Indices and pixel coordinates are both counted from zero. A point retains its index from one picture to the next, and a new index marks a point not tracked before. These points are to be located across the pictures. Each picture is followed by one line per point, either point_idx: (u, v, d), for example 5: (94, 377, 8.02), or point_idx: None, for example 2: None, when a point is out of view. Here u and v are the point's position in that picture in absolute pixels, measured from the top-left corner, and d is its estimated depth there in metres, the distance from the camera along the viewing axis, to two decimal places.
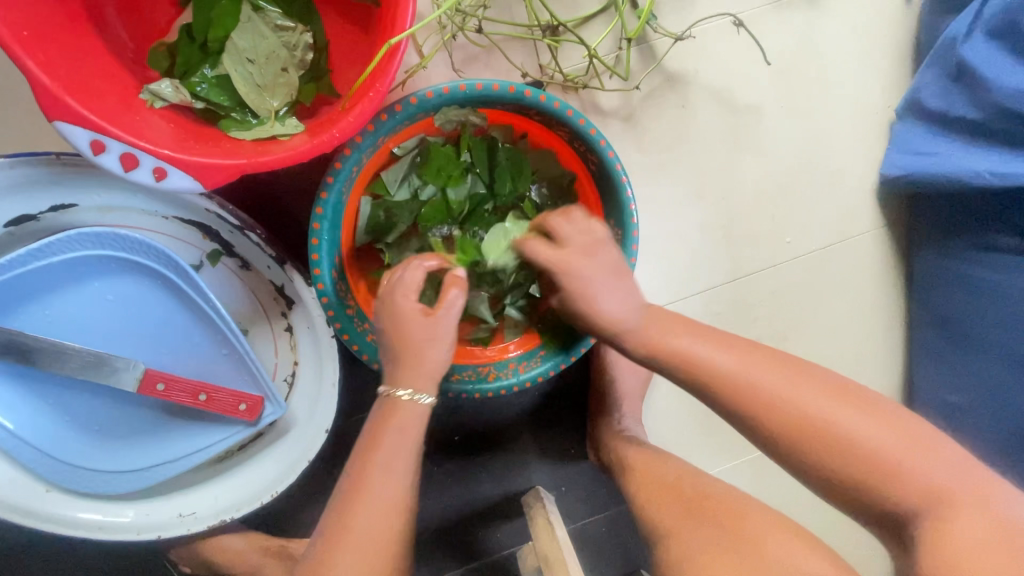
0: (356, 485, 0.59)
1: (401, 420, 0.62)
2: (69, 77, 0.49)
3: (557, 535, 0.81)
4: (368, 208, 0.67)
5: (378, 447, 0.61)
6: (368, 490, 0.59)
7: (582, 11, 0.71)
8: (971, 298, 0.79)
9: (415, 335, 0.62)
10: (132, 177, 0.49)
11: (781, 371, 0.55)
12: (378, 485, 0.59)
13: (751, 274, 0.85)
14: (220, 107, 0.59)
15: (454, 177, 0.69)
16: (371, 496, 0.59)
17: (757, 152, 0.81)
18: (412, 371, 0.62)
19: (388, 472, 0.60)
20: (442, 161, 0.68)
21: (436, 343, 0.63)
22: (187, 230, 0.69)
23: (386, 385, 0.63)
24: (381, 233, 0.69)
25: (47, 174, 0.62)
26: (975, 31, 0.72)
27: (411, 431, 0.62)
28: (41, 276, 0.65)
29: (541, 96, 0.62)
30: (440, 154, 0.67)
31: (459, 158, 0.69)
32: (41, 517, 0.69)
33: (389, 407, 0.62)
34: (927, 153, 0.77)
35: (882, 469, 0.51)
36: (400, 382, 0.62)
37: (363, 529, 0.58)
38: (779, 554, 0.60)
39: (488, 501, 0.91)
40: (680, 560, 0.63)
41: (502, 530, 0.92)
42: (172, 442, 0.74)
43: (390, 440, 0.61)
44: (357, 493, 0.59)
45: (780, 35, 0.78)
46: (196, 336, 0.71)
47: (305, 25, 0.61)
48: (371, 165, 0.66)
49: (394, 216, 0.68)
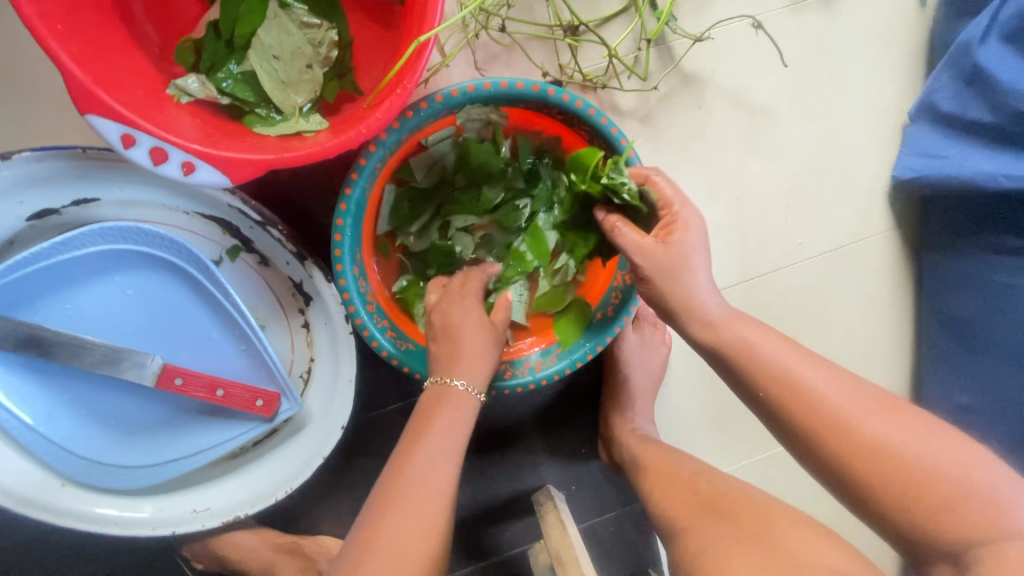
0: (409, 459, 0.60)
1: (452, 408, 0.64)
2: (100, 71, 0.49)
3: (570, 532, 0.81)
4: (391, 195, 0.69)
5: (430, 430, 0.63)
6: (419, 464, 0.60)
7: (602, 11, 0.71)
8: (981, 301, 0.79)
9: (472, 329, 0.67)
10: (161, 171, 0.50)
11: (799, 375, 0.56)
12: (429, 460, 0.60)
13: (763, 274, 0.85)
14: (245, 103, 0.59)
15: (496, 172, 0.70)
16: (422, 468, 0.59)
17: (772, 153, 0.82)
18: (466, 364, 0.65)
19: (438, 457, 0.61)
20: (482, 159, 0.68)
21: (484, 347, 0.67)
22: (207, 226, 0.69)
23: (438, 375, 0.66)
24: (402, 222, 0.71)
25: (71, 168, 0.62)
26: (990, 36, 0.73)
27: (460, 418, 0.64)
28: (62, 270, 0.65)
29: (564, 95, 0.63)
30: (483, 148, 0.68)
31: (499, 154, 0.69)
32: (56, 512, 0.69)
33: (440, 393, 0.65)
34: (940, 155, 0.78)
35: (900, 467, 0.52)
36: (455, 373, 0.65)
37: (410, 503, 0.57)
38: (796, 551, 0.60)
39: (500, 499, 0.91)
40: (698, 557, 0.64)
41: (513, 528, 0.92)
42: (188, 437, 0.74)
43: (438, 427, 0.63)
44: (405, 469, 0.60)
45: (796, 38, 0.79)
46: (214, 331, 0.71)
47: (331, 23, 0.61)
48: (399, 154, 0.67)
49: (417, 204, 0.71)
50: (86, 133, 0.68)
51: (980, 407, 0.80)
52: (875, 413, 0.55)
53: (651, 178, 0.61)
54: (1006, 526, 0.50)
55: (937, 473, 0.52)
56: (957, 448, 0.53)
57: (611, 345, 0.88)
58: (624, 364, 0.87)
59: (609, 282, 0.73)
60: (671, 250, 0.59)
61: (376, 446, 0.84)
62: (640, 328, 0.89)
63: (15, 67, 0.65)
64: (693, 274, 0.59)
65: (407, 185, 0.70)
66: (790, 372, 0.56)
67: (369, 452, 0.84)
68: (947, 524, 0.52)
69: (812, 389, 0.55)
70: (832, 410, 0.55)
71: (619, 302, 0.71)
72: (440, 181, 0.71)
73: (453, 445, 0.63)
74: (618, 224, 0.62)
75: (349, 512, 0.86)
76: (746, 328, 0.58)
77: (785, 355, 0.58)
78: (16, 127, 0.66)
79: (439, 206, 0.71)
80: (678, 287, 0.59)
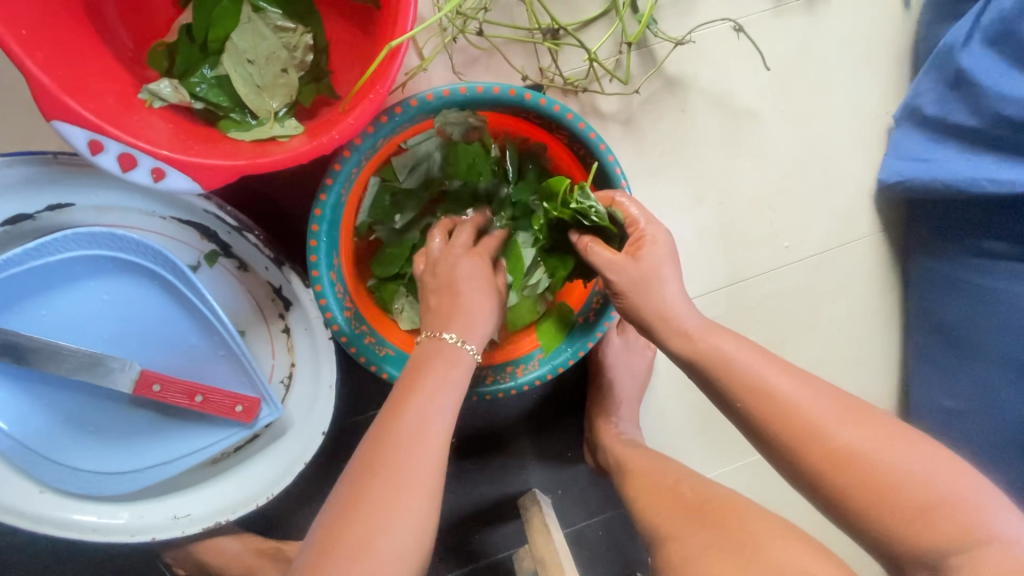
0: (394, 419, 0.56)
1: (440, 366, 0.60)
2: (67, 77, 0.48)
3: (555, 537, 0.81)
4: (374, 188, 0.68)
5: (419, 386, 0.58)
6: (405, 423, 0.55)
7: (582, 14, 0.70)
8: (967, 305, 0.79)
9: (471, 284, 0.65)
10: (130, 177, 0.49)
11: (775, 383, 0.56)
12: (417, 419, 0.56)
13: (749, 278, 0.85)
14: (219, 108, 0.58)
15: (484, 175, 0.70)
16: (409, 428, 0.55)
17: (756, 157, 0.81)
18: (462, 315, 0.63)
19: (426, 415, 0.56)
20: (472, 160, 0.68)
21: (478, 300, 0.64)
22: (184, 231, 0.68)
23: (431, 330, 0.63)
24: (383, 216, 0.70)
25: (43, 173, 0.61)
26: (973, 39, 0.73)
27: (453, 374, 0.60)
28: (35, 277, 0.64)
29: (542, 100, 0.62)
30: (468, 150, 0.67)
31: (489, 155, 0.69)
32: (34, 519, 0.68)
33: (433, 349, 0.62)
34: (925, 159, 0.77)
35: (877, 474, 0.52)
36: (448, 327, 0.62)
37: (395, 466, 0.52)
38: (777, 557, 0.60)
39: (485, 504, 0.91)
40: (679, 564, 0.64)
41: (499, 533, 0.92)
42: (168, 443, 0.74)
43: (428, 384, 0.58)
44: (393, 430, 0.55)
45: (779, 41, 0.78)
46: (192, 337, 0.70)
47: (305, 26, 0.60)
48: (384, 149, 0.65)
49: (398, 200, 0.70)
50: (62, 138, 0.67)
51: (966, 410, 0.79)
52: (852, 419, 0.55)
53: (619, 201, 0.62)
54: (980, 533, 0.50)
55: (913, 481, 0.52)
56: (934, 456, 0.53)
57: (596, 350, 0.88)
58: (609, 368, 0.87)
59: (592, 288, 0.73)
60: (641, 265, 0.59)
61: None
62: (625, 332, 0.88)
63: None
64: (665, 288, 0.60)
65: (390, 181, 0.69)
66: (766, 379, 0.56)
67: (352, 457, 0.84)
68: (926, 535, 0.51)
69: (789, 396, 0.55)
70: (807, 417, 0.54)
71: (600, 307, 0.71)
72: (426, 180, 0.70)
73: (446, 405, 0.57)
74: (589, 243, 0.62)
75: None
76: (724, 335, 0.58)
77: (764, 362, 0.57)
78: None
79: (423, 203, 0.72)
80: (652, 296, 0.59)
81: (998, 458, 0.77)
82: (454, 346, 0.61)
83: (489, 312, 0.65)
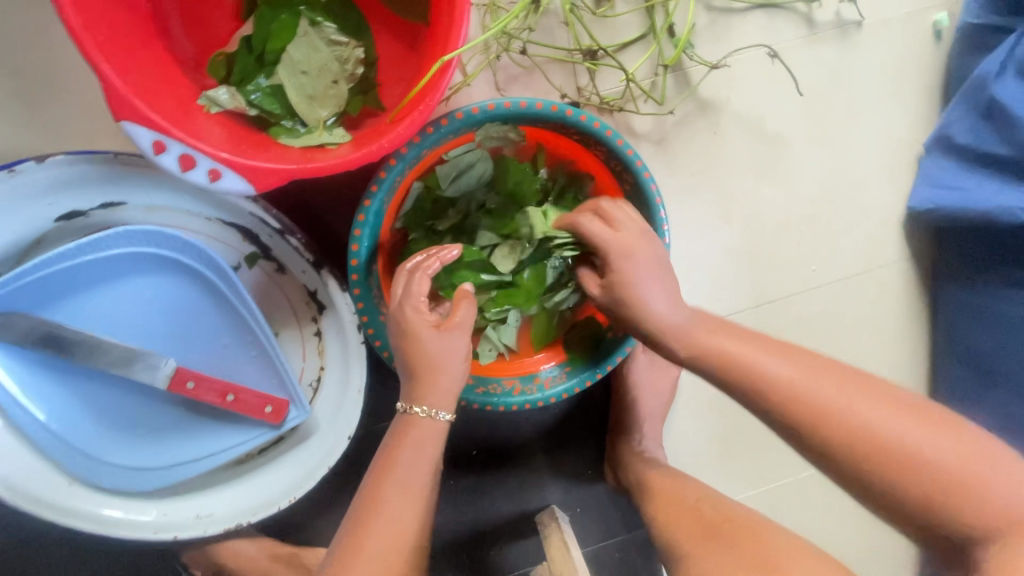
0: (376, 500, 0.61)
1: (416, 434, 0.64)
2: (136, 81, 0.51)
3: (574, 555, 0.80)
4: (416, 193, 0.68)
5: (397, 459, 0.63)
6: (385, 505, 0.61)
7: (621, 36, 0.72)
8: (997, 335, 0.79)
9: (433, 352, 0.63)
10: (188, 177, 0.52)
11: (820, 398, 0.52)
12: (394, 500, 0.62)
13: (775, 301, 0.85)
14: (272, 115, 0.61)
15: (529, 195, 0.71)
16: (389, 511, 0.61)
17: (785, 181, 0.82)
18: (429, 390, 0.64)
19: (404, 492, 0.62)
20: (517, 180, 0.70)
21: (448, 365, 0.64)
22: (228, 232, 0.70)
23: (403, 403, 0.65)
24: (423, 221, 0.70)
25: (100, 171, 0.63)
26: (1006, 70, 0.73)
27: (428, 448, 0.64)
28: (83, 272, 0.66)
29: (582, 116, 0.63)
30: (522, 171, 0.70)
31: (535, 175, 0.71)
32: (61, 511, 0.70)
33: (406, 424, 0.65)
34: (955, 187, 0.78)
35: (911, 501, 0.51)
36: (418, 399, 0.64)
37: (376, 548, 0.59)
38: None
39: (502, 519, 0.90)
40: None
41: (514, 550, 0.91)
42: (196, 442, 0.75)
43: (403, 458, 0.63)
44: (374, 514, 0.61)
45: (812, 67, 0.78)
46: (227, 337, 0.72)
47: (357, 41, 0.63)
48: (430, 156, 0.67)
49: (439, 206, 0.70)
50: (114, 140, 0.69)
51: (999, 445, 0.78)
52: None
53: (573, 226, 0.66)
54: None
55: None
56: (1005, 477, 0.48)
57: (621, 365, 0.88)
58: (633, 385, 0.86)
59: None
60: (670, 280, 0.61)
61: None
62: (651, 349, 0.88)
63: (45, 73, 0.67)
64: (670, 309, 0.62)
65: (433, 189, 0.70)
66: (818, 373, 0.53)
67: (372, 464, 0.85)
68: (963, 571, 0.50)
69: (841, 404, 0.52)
70: None
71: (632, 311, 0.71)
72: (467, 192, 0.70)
73: (421, 479, 0.63)
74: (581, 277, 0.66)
75: None
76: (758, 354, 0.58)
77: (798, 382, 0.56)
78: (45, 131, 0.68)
79: (463, 212, 0.71)
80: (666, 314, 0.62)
81: None
82: (426, 416, 0.65)
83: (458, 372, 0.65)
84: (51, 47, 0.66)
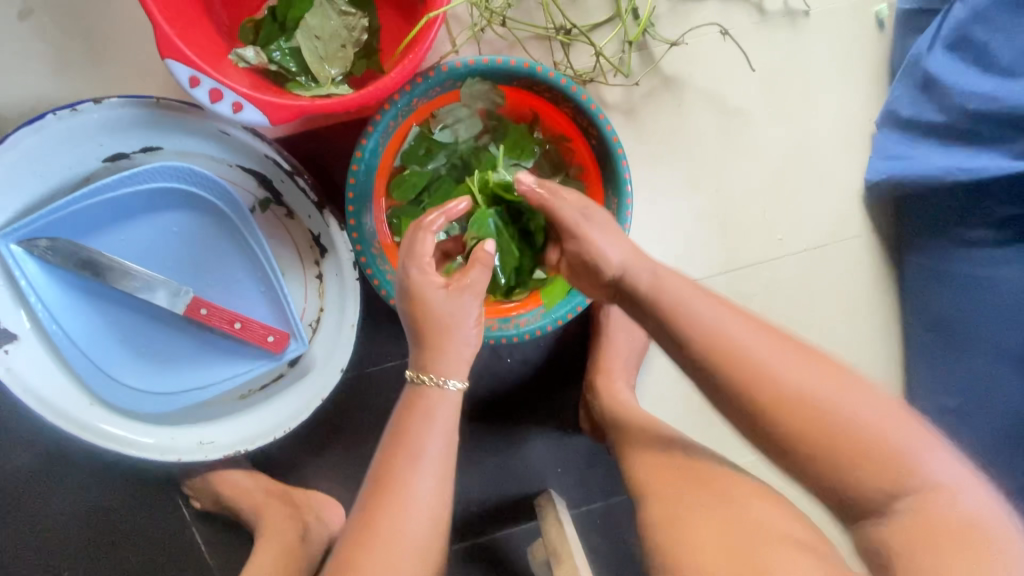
0: (387, 472, 0.63)
1: (427, 405, 0.66)
2: (180, 32, 0.63)
3: (568, 532, 0.86)
4: (411, 139, 0.79)
5: (407, 432, 0.65)
6: (397, 477, 0.63)
7: (592, 18, 0.83)
8: (960, 297, 0.85)
9: (445, 316, 0.65)
10: (215, 108, 0.62)
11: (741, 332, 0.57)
12: (406, 475, 0.63)
13: (744, 266, 0.92)
14: (289, 72, 0.73)
15: (526, 151, 0.80)
16: (399, 483, 0.63)
17: (747, 152, 0.90)
18: (439, 357, 0.66)
19: (415, 464, 0.64)
20: (515, 136, 0.80)
21: (459, 329, 0.66)
22: (245, 178, 0.80)
23: (413, 372, 0.68)
24: (416, 162, 0.79)
25: (145, 116, 0.75)
26: (935, 46, 0.82)
27: (437, 417, 0.66)
28: (121, 205, 0.77)
29: (550, 73, 0.73)
30: (517, 129, 0.80)
31: (532, 135, 0.81)
32: (79, 424, 0.78)
33: (417, 394, 0.67)
34: (904, 156, 0.85)
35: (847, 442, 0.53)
36: (427, 366, 0.67)
37: (391, 521, 0.61)
38: (758, 508, 0.63)
39: (505, 499, 0.96)
40: (660, 514, 0.67)
41: (517, 528, 0.97)
42: (204, 370, 0.83)
43: (413, 431, 0.65)
44: (384, 487, 0.63)
45: (765, 49, 0.88)
46: (239, 273, 0.81)
47: (363, 12, 0.74)
48: (429, 105, 0.78)
49: (430, 152, 0.79)
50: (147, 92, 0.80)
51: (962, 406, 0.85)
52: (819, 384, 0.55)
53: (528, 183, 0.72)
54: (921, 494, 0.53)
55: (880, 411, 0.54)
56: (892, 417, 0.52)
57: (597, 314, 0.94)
58: (606, 330, 0.92)
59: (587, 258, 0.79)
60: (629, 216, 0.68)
61: (373, 403, 0.91)
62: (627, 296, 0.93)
63: (96, 34, 0.78)
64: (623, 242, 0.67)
65: (428, 137, 0.79)
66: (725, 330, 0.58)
67: (364, 407, 0.91)
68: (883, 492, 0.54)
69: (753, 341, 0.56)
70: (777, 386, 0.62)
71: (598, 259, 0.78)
72: (460, 140, 0.80)
73: (433, 451, 0.65)
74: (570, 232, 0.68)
75: (343, 466, 0.92)
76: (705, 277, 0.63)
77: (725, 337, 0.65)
78: (92, 82, 0.79)
79: (457, 158, 0.80)
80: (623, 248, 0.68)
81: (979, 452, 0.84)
82: (436, 385, 0.66)
83: (469, 337, 0.67)
84: (100, 13, 0.78)
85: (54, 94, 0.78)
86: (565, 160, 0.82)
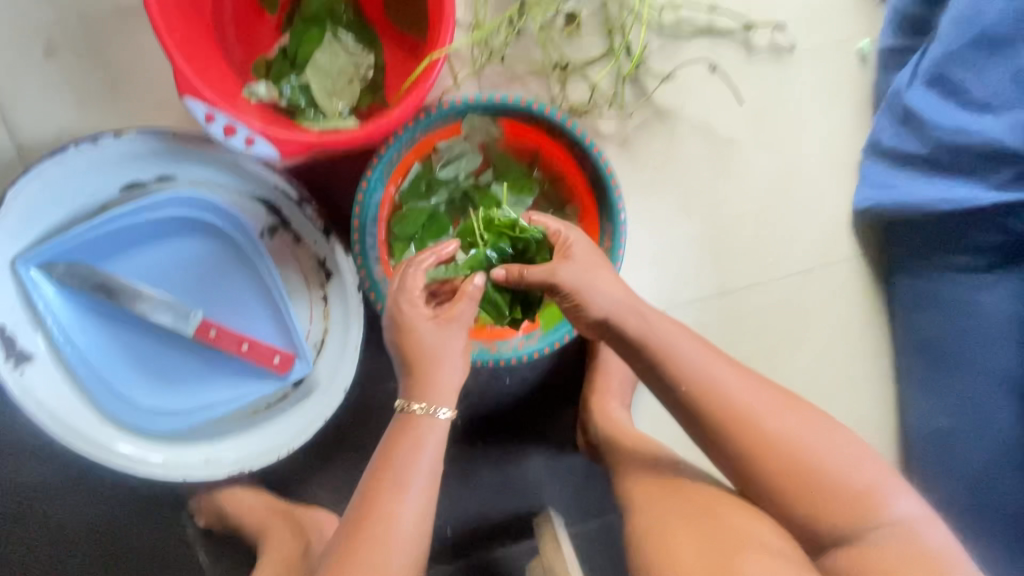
0: (373, 496, 0.66)
1: (415, 430, 0.69)
2: (198, 70, 0.67)
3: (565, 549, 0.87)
4: (413, 172, 0.82)
5: (394, 457, 0.68)
6: (384, 502, 0.66)
7: (587, 54, 0.87)
8: (943, 320, 0.88)
9: (432, 347, 0.69)
10: (230, 142, 0.66)
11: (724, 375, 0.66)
12: (392, 501, 0.66)
13: (736, 289, 0.94)
14: (298, 106, 0.77)
15: (524, 188, 0.84)
16: (385, 510, 0.65)
17: (737, 179, 0.93)
18: (430, 387, 0.69)
19: (401, 490, 0.67)
20: (512, 172, 0.84)
21: (445, 360, 0.69)
22: (254, 205, 0.83)
23: (402, 401, 0.70)
24: (419, 194, 0.82)
25: (161, 147, 0.79)
26: (915, 82, 0.86)
27: (426, 448, 0.68)
28: (138, 231, 0.81)
29: (545, 109, 0.78)
30: (516, 168, 0.84)
31: (530, 174, 0.85)
32: (88, 443, 0.80)
33: (406, 422, 0.70)
34: (890, 185, 0.89)
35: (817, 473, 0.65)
36: (416, 396, 0.70)
37: (376, 544, 0.64)
38: (749, 530, 0.66)
39: (502, 518, 0.98)
40: (652, 534, 0.69)
41: (515, 546, 0.98)
42: (212, 389, 0.86)
43: (400, 455, 0.68)
44: (372, 511, 0.65)
45: (753, 82, 0.92)
46: (248, 295, 0.85)
47: (369, 50, 0.79)
48: (429, 139, 0.81)
49: (432, 185, 0.83)
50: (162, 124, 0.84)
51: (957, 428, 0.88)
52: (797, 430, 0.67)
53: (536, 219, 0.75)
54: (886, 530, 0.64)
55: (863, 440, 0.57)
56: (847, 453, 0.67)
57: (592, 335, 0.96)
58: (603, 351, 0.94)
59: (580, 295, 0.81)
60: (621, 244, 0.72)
61: (374, 421, 0.93)
62: None
63: (116, 69, 0.82)
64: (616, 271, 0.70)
65: (429, 171, 0.83)
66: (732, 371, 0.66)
67: (365, 426, 0.93)
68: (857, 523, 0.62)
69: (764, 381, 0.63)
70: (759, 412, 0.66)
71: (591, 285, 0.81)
72: (460, 175, 0.83)
73: (420, 475, 0.67)
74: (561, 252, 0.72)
75: (345, 484, 0.94)
76: None
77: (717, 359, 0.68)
78: (111, 115, 0.83)
79: (457, 191, 0.84)
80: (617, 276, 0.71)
81: (973, 477, 0.87)
82: (425, 413, 0.69)
83: (456, 368, 0.70)
84: (121, 50, 0.82)
85: (75, 125, 0.82)
86: (562, 197, 0.85)
